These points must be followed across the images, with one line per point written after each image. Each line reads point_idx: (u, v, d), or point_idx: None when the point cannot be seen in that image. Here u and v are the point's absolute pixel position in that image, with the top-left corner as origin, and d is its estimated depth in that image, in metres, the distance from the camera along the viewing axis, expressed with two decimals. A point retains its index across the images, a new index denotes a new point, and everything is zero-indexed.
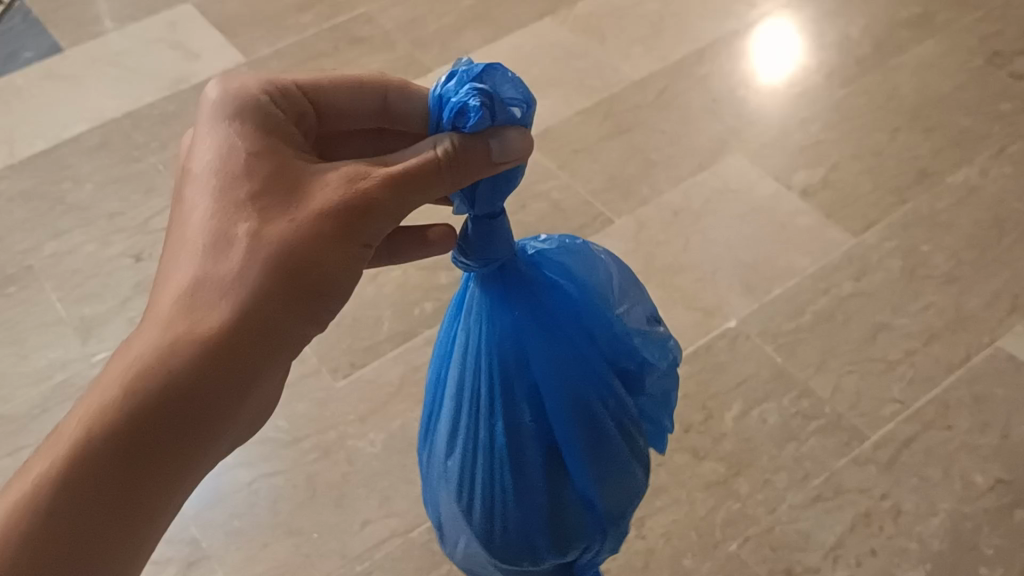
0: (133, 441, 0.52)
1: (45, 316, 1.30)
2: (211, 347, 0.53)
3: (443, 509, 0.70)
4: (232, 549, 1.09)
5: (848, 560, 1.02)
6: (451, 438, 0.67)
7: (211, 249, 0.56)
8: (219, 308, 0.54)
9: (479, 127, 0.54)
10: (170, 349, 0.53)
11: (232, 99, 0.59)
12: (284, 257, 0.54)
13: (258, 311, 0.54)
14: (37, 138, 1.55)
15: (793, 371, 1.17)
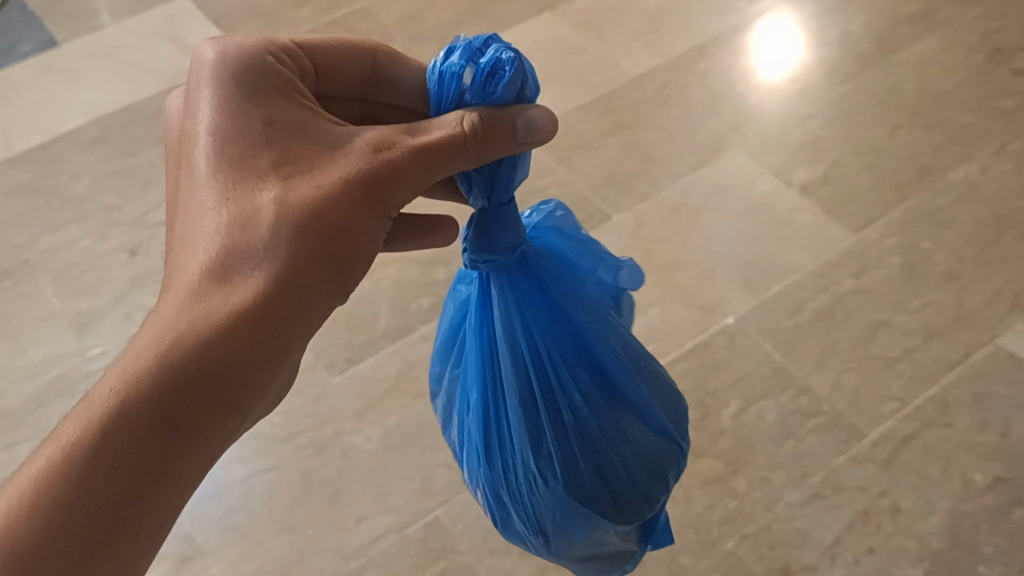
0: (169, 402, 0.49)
1: (40, 310, 1.29)
2: (244, 307, 0.52)
3: (547, 518, 0.66)
4: (227, 545, 1.08)
5: (846, 558, 1.02)
6: (534, 438, 0.65)
7: (234, 216, 0.54)
8: (251, 275, 0.53)
9: (513, 82, 0.54)
10: (202, 310, 0.51)
11: (244, 67, 0.59)
12: (313, 222, 0.54)
13: (289, 278, 0.53)
14: (33, 132, 1.54)
15: (791, 368, 1.16)
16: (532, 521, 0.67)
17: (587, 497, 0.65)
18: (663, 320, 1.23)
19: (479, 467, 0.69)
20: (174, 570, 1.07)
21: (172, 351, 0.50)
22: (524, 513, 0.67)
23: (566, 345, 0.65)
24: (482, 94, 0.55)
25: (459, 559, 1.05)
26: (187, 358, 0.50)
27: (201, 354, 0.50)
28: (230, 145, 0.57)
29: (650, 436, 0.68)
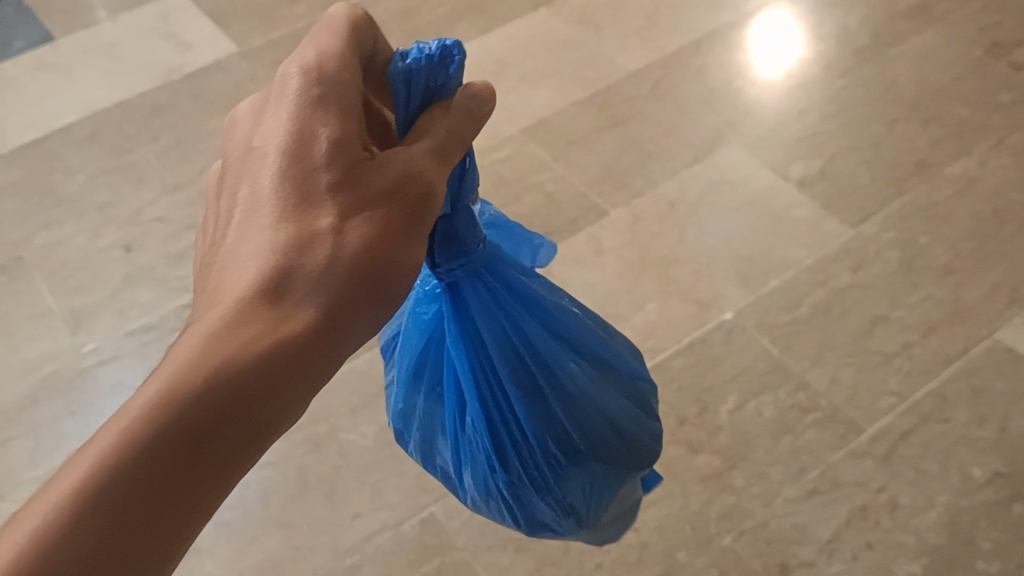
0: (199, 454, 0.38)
1: (34, 307, 1.29)
2: (295, 351, 0.41)
3: (570, 494, 0.67)
4: (222, 542, 1.08)
5: (845, 554, 1.01)
6: (547, 420, 0.65)
7: (289, 237, 0.44)
8: (301, 318, 0.42)
9: (458, 75, 0.51)
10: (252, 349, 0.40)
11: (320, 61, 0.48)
12: (371, 266, 0.44)
13: (335, 330, 0.43)
14: (27, 129, 1.53)
15: (789, 363, 1.16)
16: (559, 501, 0.67)
17: (602, 454, 0.67)
18: (660, 315, 1.22)
19: (491, 473, 0.67)
20: None
21: (210, 394, 0.39)
22: (550, 497, 0.67)
23: (545, 325, 0.65)
24: (428, 89, 0.50)
25: (455, 556, 1.05)
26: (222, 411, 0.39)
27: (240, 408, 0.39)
28: (295, 139, 0.46)
29: (628, 377, 0.70)
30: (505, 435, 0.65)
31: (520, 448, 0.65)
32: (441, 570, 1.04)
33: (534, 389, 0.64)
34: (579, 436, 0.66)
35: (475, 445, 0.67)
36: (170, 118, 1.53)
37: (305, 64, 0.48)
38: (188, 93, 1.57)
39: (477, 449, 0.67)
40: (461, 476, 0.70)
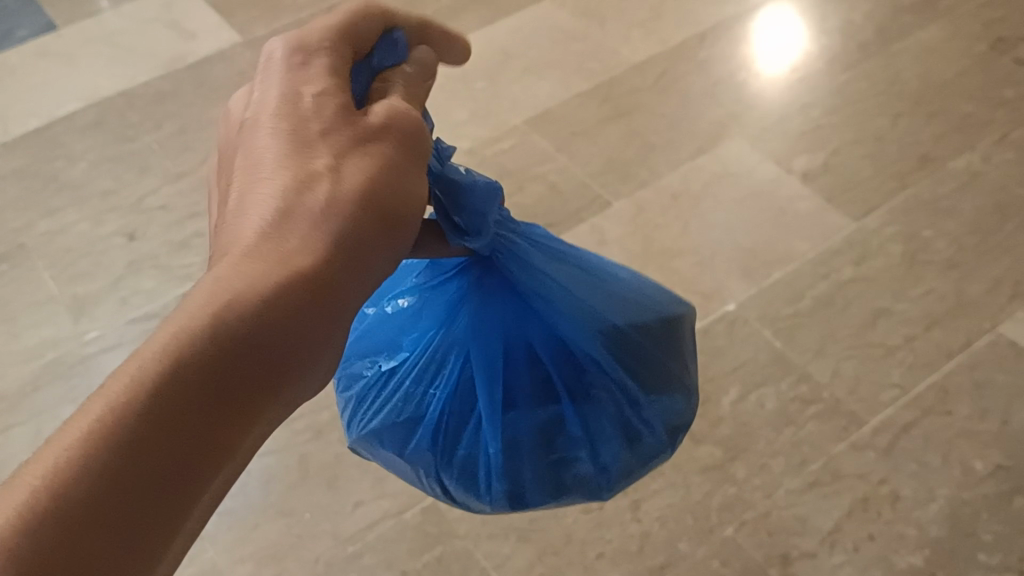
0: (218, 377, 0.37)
1: (36, 294, 1.29)
2: (301, 286, 0.40)
3: (675, 351, 0.69)
4: (222, 530, 1.08)
5: (846, 545, 1.01)
6: (620, 301, 0.66)
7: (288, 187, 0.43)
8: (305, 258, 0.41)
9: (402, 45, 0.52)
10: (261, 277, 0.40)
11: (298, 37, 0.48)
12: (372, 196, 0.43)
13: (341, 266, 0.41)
14: (30, 116, 1.53)
15: (792, 355, 1.16)
16: (674, 370, 0.68)
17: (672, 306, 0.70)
18: None
19: (617, 398, 0.66)
20: None
21: (225, 325, 0.38)
22: (667, 370, 0.68)
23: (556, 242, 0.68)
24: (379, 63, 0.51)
25: (457, 545, 1.05)
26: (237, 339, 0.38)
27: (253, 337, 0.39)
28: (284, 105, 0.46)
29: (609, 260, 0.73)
30: (606, 349, 0.65)
31: (619, 351, 0.66)
32: (442, 559, 1.04)
33: (594, 285, 0.66)
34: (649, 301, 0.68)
35: (599, 397, 0.65)
36: (174, 106, 1.53)
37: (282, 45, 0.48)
38: (192, 81, 1.57)
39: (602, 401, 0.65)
40: (596, 455, 0.66)
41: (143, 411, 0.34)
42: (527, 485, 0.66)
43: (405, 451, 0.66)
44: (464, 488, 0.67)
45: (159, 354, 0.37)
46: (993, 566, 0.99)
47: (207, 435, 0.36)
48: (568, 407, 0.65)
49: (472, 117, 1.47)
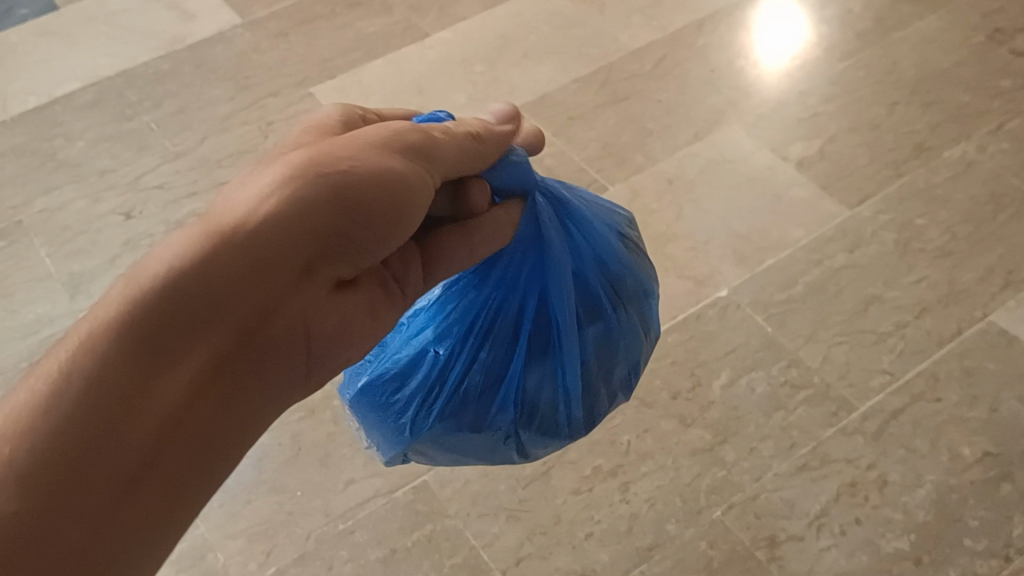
0: (154, 341, 0.38)
1: (33, 271, 1.29)
2: (256, 275, 0.40)
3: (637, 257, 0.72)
4: (215, 506, 1.08)
5: (833, 529, 1.02)
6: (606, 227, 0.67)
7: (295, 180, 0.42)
8: (274, 257, 0.41)
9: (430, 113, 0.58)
10: (195, 240, 0.40)
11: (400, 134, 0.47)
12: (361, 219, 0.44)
13: (298, 268, 0.42)
14: (29, 95, 1.53)
15: (783, 340, 1.17)
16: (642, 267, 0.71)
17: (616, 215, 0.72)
18: None
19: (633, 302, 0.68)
20: None
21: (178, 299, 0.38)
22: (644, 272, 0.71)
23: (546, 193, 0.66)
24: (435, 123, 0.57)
25: (447, 523, 1.05)
26: (168, 304, 0.38)
27: (186, 307, 0.38)
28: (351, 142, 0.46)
29: None
30: (621, 255, 0.67)
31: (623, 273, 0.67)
32: (432, 537, 1.05)
33: (587, 218, 0.66)
34: (607, 212, 0.69)
35: (626, 307, 0.67)
36: (173, 87, 1.53)
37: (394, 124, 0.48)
38: (192, 62, 1.57)
39: (629, 305, 0.68)
40: (630, 354, 0.68)
41: (101, 382, 0.36)
42: (592, 403, 0.67)
43: (487, 421, 0.64)
44: (541, 431, 0.66)
45: (110, 325, 0.37)
46: (978, 552, 0.99)
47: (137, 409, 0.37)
48: (610, 317, 0.66)
49: (471, 100, 1.47)
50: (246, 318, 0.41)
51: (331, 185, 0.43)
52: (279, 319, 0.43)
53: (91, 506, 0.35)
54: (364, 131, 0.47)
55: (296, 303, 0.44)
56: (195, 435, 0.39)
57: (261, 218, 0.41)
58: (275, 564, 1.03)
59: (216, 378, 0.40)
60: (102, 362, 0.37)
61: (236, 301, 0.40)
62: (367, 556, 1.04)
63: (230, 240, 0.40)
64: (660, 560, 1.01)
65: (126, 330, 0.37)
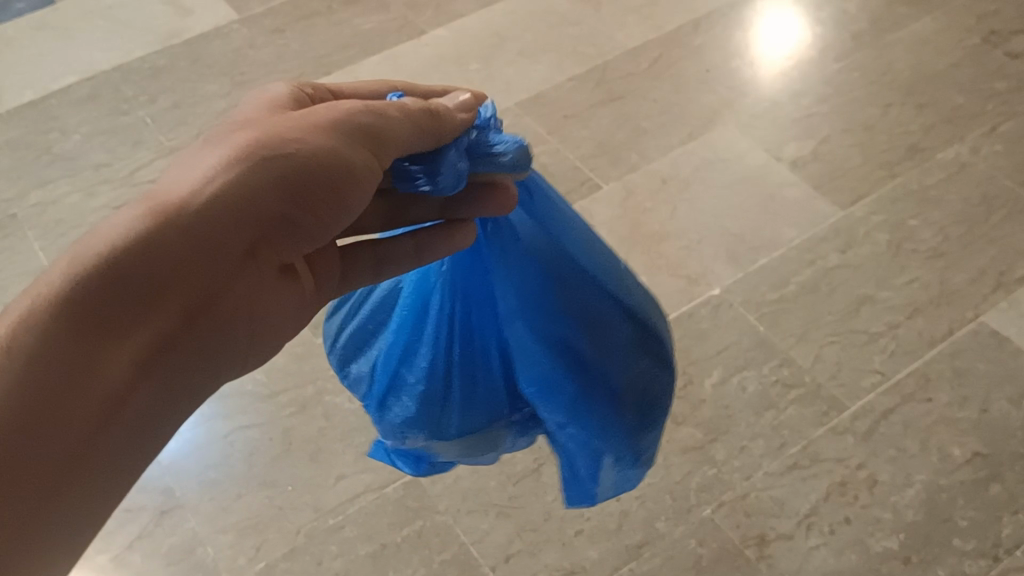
0: (100, 318, 0.40)
1: (26, 264, 1.29)
2: (194, 258, 0.43)
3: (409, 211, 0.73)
4: (206, 500, 1.08)
5: (822, 528, 1.02)
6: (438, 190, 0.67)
7: (234, 169, 0.44)
8: (211, 239, 0.43)
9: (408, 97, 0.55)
10: (141, 218, 0.42)
11: (347, 117, 0.48)
12: (298, 205, 0.46)
13: (234, 253, 0.45)
14: (25, 88, 1.54)
15: (775, 339, 1.17)
16: None
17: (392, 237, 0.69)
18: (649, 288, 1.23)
19: None
20: (151, 523, 1.07)
21: (120, 278, 0.40)
22: None
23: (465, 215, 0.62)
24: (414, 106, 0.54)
25: (437, 518, 1.06)
26: (113, 280, 0.40)
27: (130, 283, 0.41)
28: (295, 128, 0.47)
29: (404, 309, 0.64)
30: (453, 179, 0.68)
31: None
32: (422, 533, 1.05)
33: None
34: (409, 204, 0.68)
35: None
36: (168, 82, 1.53)
37: (344, 108, 0.48)
38: (188, 57, 1.57)
39: None
40: None
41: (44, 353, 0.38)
42: None
43: None
44: None
45: (54, 299, 0.39)
46: (967, 552, 0.99)
47: (79, 381, 0.39)
48: None
49: None
50: (186, 297, 0.43)
51: (275, 172, 0.45)
52: (215, 300, 0.45)
53: (40, 476, 0.37)
54: (307, 111, 0.48)
55: (230, 286, 0.46)
56: (134, 405, 0.42)
57: (205, 201, 0.43)
58: (266, 559, 1.03)
59: (154, 355, 0.43)
60: (42, 335, 0.39)
61: (177, 283, 0.42)
62: (357, 551, 1.04)
63: (170, 224, 0.42)
64: (650, 557, 1.01)
65: (66, 306, 0.39)
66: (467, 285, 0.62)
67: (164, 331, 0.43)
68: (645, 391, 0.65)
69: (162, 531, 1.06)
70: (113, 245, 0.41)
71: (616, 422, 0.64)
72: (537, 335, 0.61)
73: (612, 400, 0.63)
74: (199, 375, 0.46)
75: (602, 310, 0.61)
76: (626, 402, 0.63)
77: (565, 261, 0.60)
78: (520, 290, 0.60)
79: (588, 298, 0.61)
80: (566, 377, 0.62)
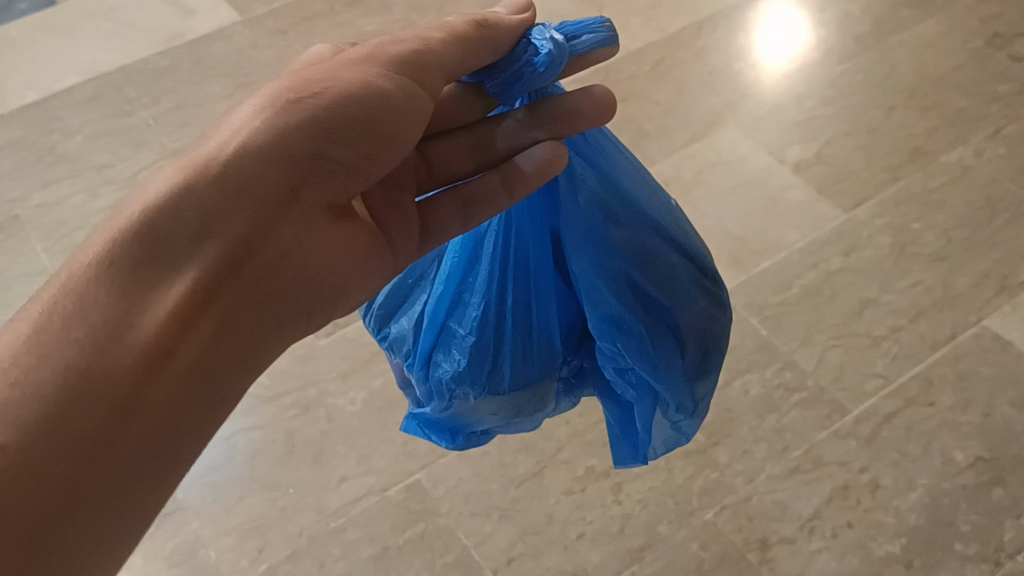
0: (154, 249, 0.49)
1: (29, 266, 1.29)
2: (236, 195, 0.52)
3: None
4: (208, 502, 1.08)
5: (824, 532, 1.02)
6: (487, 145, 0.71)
7: (264, 118, 0.53)
8: (246, 177, 0.52)
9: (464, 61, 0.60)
10: (179, 173, 0.51)
11: (370, 57, 0.56)
12: (331, 138, 0.54)
13: (277, 190, 0.53)
14: (28, 89, 1.54)
15: (778, 343, 1.17)
16: None
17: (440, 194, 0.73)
18: None
19: None
20: (154, 524, 1.07)
21: (169, 214, 0.50)
22: None
23: None
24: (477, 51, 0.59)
25: (438, 522, 1.06)
26: (160, 226, 0.50)
27: (177, 227, 0.50)
28: (317, 76, 0.55)
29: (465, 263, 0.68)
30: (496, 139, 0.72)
31: None
32: (424, 536, 1.05)
33: None
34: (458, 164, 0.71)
35: None
36: (171, 83, 1.53)
37: (368, 49, 0.56)
38: (191, 58, 1.57)
39: None
40: None
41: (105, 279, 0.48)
42: None
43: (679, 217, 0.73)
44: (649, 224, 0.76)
45: (112, 238, 0.49)
46: (969, 556, 1.00)
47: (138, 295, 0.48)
48: None
49: None
50: (234, 228, 0.52)
51: (302, 120, 0.53)
52: (269, 236, 0.53)
53: (115, 374, 0.45)
54: (333, 61, 0.56)
55: (283, 225, 0.54)
56: (203, 318, 0.50)
57: (240, 149, 0.52)
58: (267, 561, 1.03)
59: (217, 280, 0.51)
60: (102, 268, 0.48)
61: (222, 217, 0.51)
62: (359, 553, 1.04)
63: (205, 170, 0.51)
64: (652, 560, 1.01)
65: (120, 243, 0.49)
66: (527, 231, 0.66)
67: (219, 258, 0.51)
68: (700, 331, 0.67)
69: (165, 533, 1.06)
70: (157, 195, 0.50)
71: (678, 363, 0.65)
72: (601, 271, 0.63)
73: (675, 336, 0.66)
74: (270, 305, 0.54)
75: (657, 249, 0.65)
76: (687, 340, 0.66)
77: (621, 208, 0.64)
78: (588, 237, 0.63)
79: (645, 237, 0.65)
80: (632, 315, 0.64)
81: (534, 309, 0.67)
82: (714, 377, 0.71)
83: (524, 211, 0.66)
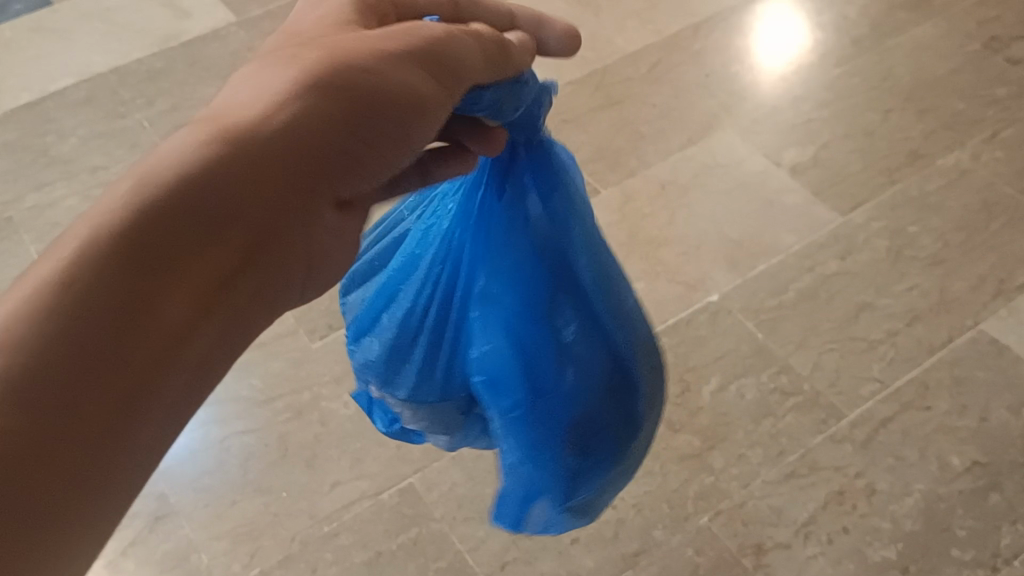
0: (153, 249, 0.31)
1: (22, 268, 1.28)
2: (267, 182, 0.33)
3: None
4: (200, 506, 1.08)
5: (820, 537, 1.01)
6: None
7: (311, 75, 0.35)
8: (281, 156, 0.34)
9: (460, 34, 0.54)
10: (199, 138, 0.33)
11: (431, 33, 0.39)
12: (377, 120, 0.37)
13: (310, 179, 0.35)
14: (22, 90, 1.53)
15: (774, 347, 1.16)
16: None
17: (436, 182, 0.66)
18: (646, 295, 1.22)
19: None
20: (146, 529, 1.06)
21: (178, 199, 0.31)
22: None
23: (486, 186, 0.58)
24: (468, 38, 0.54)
25: (432, 526, 1.05)
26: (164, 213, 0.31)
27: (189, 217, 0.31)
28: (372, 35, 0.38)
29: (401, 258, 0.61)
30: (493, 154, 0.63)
31: None
32: (418, 541, 1.04)
33: None
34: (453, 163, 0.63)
35: None
36: (166, 84, 1.53)
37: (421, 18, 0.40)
38: (186, 60, 1.57)
39: None
40: None
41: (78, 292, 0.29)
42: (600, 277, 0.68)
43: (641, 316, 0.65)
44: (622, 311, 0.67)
45: (98, 227, 0.30)
46: (966, 562, 0.99)
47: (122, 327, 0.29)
48: None
49: None
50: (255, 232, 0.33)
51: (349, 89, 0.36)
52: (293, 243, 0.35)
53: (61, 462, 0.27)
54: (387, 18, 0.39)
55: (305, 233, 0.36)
56: (200, 358, 0.32)
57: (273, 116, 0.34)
58: (259, 566, 1.03)
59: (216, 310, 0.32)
60: (74, 273, 0.29)
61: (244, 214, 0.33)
62: (352, 558, 1.03)
63: (232, 138, 0.33)
64: (646, 565, 1.00)
65: (109, 236, 0.30)
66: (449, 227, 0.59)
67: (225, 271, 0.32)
68: (586, 426, 0.59)
69: (157, 538, 1.06)
70: (169, 168, 0.32)
71: (546, 450, 0.58)
72: (505, 329, 0.57)
73: (556, 433, 0.58)
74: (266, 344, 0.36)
75: (578, 342, 0.58)
76: (569, 441, 0.58)
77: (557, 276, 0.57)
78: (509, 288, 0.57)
79: (577, 322, 0.58)
80: (513, 378, 0.56)
81: (423, 321, 0.59)
82: (604, 477, 0.62)
83: (461, 238, 0.58)
